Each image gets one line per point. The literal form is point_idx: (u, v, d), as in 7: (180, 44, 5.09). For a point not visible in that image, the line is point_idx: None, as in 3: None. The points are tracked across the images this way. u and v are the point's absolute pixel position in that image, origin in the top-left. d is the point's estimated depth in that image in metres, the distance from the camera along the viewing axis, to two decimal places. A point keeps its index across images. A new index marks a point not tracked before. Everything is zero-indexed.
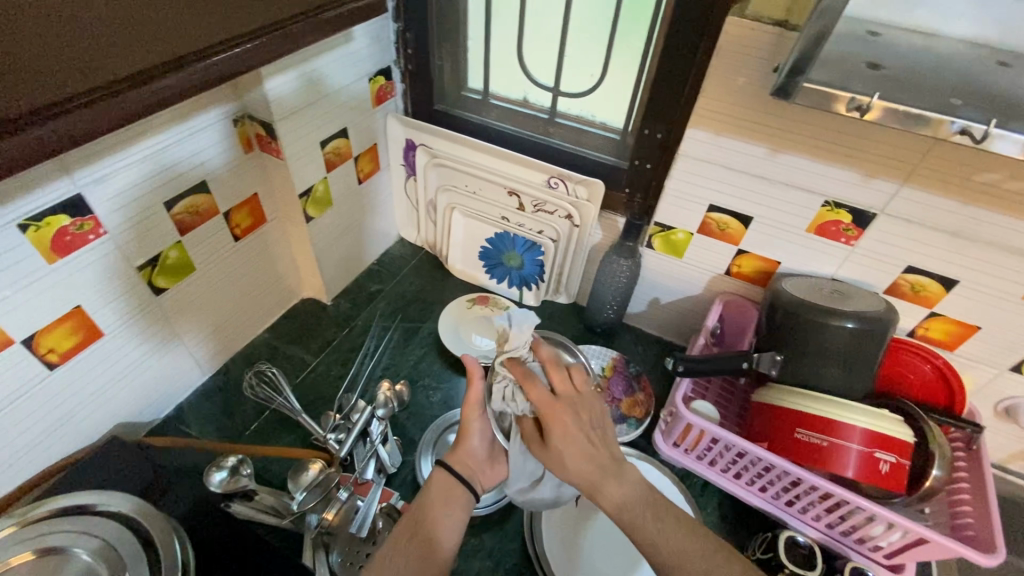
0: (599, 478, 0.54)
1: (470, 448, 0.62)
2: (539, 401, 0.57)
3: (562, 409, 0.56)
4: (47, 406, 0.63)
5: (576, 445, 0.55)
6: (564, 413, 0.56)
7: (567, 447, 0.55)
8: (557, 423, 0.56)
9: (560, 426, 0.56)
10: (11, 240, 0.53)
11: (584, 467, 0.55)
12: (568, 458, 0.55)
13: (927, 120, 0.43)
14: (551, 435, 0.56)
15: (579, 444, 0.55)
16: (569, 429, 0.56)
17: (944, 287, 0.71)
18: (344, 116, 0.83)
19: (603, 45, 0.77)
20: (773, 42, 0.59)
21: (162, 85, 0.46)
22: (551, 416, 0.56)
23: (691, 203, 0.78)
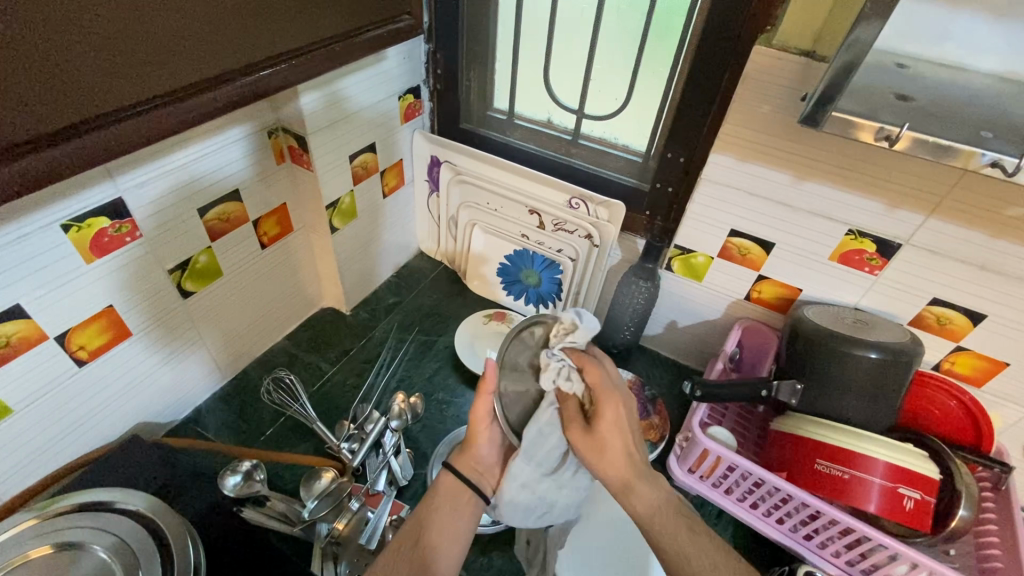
0: (634, 477, 0.54)
1: (477, 453, 0.60)
2: (600, 384, 0.56)
3: (619, 396, 0.56)
4: (73, 401, 0.65)
5: (622, 434, 0.55)
6: (620, 403, 0.56)
7: (614, 437, 0.54)
8: (613, 408, 0.55)
9: (614, 413, 0.55)
10: (54, 240, 0.55)
11: (621, 464, 0.54)
12: (612, 446, 0.54)
13: (958, 152, 0.43)
14: (602, 420, 0.55)
15: (626, 435, 0.55)
16: (621, 420, 0.55)
17: (970, 321, 0.69)
18: (373, 132, 0.86)
19: (629, 71, 0.78)
20: (799, 71, 0.60)
21: (206, 100, 0.48)
22: (609, 401, 0.56)
23: (712, 227, 0.78)
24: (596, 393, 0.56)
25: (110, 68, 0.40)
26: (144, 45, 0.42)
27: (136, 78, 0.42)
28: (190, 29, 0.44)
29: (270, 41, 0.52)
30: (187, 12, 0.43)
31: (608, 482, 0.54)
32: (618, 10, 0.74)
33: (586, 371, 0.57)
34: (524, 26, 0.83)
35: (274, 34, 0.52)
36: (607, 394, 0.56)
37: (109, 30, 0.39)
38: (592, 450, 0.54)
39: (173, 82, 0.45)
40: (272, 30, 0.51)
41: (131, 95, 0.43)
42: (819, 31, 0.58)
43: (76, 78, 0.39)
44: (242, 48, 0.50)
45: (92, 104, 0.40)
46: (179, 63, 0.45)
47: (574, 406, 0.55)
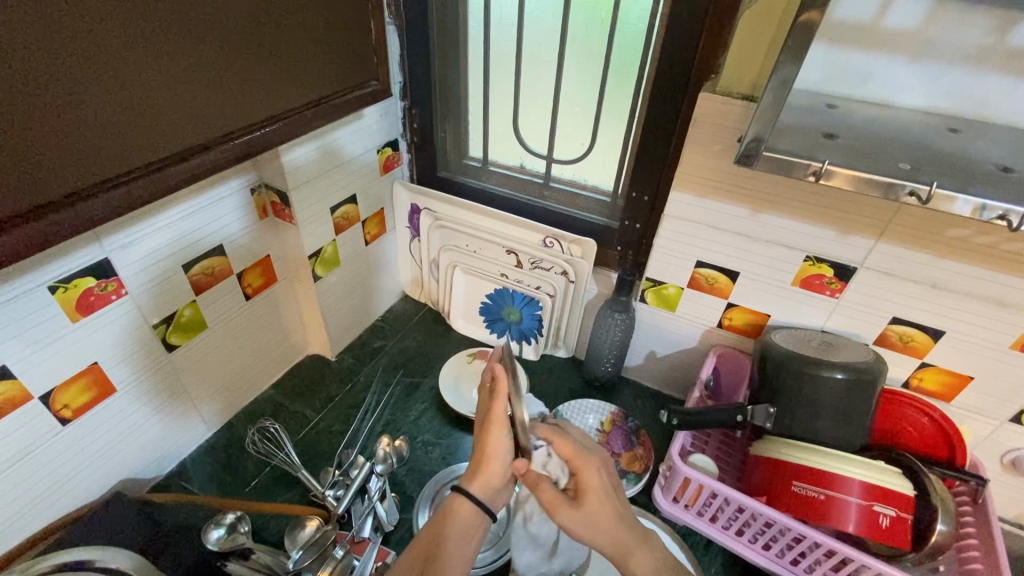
0: (631, 544, 0.54)
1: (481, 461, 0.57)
2: (568, 450, 0.58)
3: (589, 462, 0.58)
4: (59, 458, 0.65)
5: (609, 500, 0.57)
6: (597, 466, 0.59)
7: (601, 505, 0.56)
8: (591, 473, 0.58)
9: (594, 480, 0.57)
10: (40, 301, 0.57)
11: (615, 528, 0.55)
12: (606, 521, 0.55)
13: (879, 183, 0.47)
14: (584, 491, 0.57)
15: (609, 506, 0.56)
16: (601, 484, 0.57)
17: (931, 338, 0.72)
18: (354, 183, 0.90)
19: (592, 118, 0.83)
20: (741, 113, 0.65)
21: (180, 170, 0.51)
22: (586, 468, 0.58)
23: (680, 260, 0.82)
24: (572, 464, 0.58)
25: (82, 146, 0.43)
26: (114, 123, 0.45)
27: (118, 153, 0.46)
28: (157, 107, 0.48)
29: (241, 112, 0.56)
30: (154, 92, 0.47)
31: (607, 551, 0.55)
32: (578, 64, 0.80)
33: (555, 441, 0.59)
34: (493, 82, 0.89)
35: (245, 106, 0.56)
36: (584, 460, 0.58)
37: (79, 113, 0.42)
38: (584, 528, 0.55)
39: (146, 155, 0.49)
40: (242, 102, 0.55)
41: (103, 170, 0.46)
42: (756, 78, 0.63)
43: (47, 158, 0.42)
44: (213, 121, 0.53)
45: (65, 181, 0.43)
46: (149, 137, 0.48)
47: (549, 489, 0.57)
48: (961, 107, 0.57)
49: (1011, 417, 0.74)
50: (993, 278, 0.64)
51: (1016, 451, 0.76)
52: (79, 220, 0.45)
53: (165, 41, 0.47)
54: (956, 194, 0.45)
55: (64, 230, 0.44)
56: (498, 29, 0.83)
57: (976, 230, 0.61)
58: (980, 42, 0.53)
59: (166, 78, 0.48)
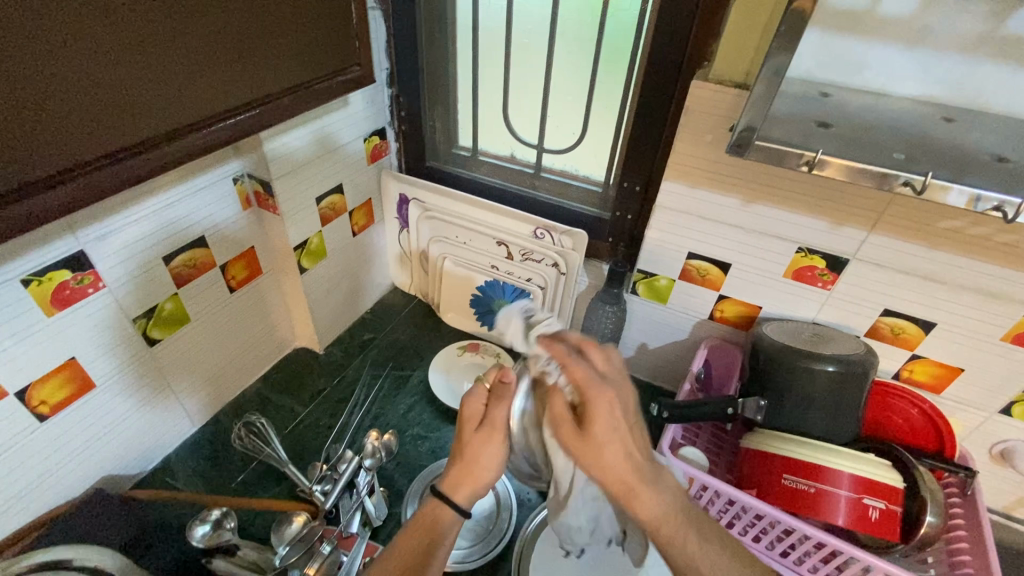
0: (635, 482, 0.47)
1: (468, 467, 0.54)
2: (585, 378, 0.49)
3: (603, 391, 0.49)
4: (36, 455, 0.64)
5: (619, 434, 0.48)
6: (612, 395, 0.49)
7: (610, 439, 0.47)
8: (605, 405, 0.48)
9: (605, 408, 0.48)
10: (13, 295, 0.55)
11: (624, 469, 0.48)
12: (610, 449, 0.47)
13: (874, 173, 0.46)
14: (593, 419, 0.48)
15: (617, 437, 0.48)
16: (611, 413, 0.48)
17: (922, 330, 0.72)
18: (341, 173, 0.88)
19: (582, 107, 0.82)
20: (734, 102, 0.64)
21: (150, 159, 0.50)
22: (598, 395, 0.48)
23: (672, 251, 0.81)
24: (580, 389, 0.49)
25: (44, 132, 0.41)
26: (78, 108, 0.43)
27: (85, 143, 0.45)
28: (124, 90, 0.46)
29: (217, 99, 0.54)
30: (125, 78, 0.45)
31: (610, 488, 0.48)
32: (568, 51, 0.78)
33: (568, 366, 0.50)
34: (481, 69, 0.87)
35: (220, 92, 0.54)
36: (596, 389, 0.48)
37: (41, 96, 0.40)
38: (587, 458, 0.47)
39: (115, 144, 0.47)
40: (219, 87, 0.54)
41: (69, 161, 0.44)
42: (748, 66, 0.62)
43: (8, 145, 0.40)
44: (185, 107, 0.51)
45: (26, 169, 0.41)
46: (116, 122, 0.46)
47: (560, 403, 0.48)
48: (957, 96, 0.56)
49: (1001, 409, 0.74)
50: (985, 271, 0.63)
51: (1005, 442, 0.76)
52: (45, 211, 0.43)
53: (131, 21, 0.44)
54: (950, 185, 0.44)
55: (25, 223, 0.43)
56: (486, 14, 0.81)
57: (969, 222, 0.61)
58: (976, 30, 0.52)
59: (133, 61, 0.46)
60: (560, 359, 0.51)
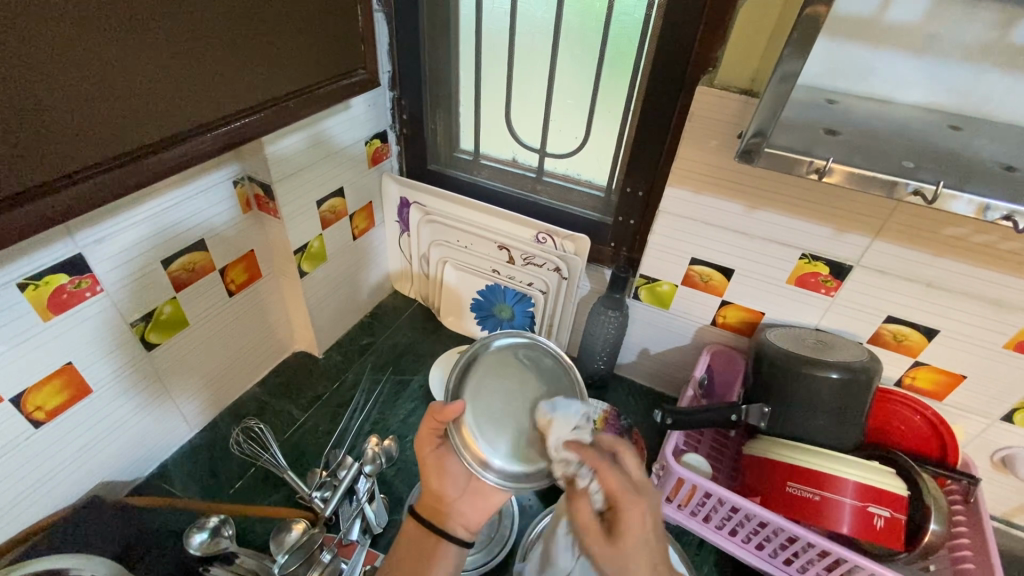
0: None
1: (438, 492, 0.59)
2: (619, 488, 0.49)
3: (639, 501, 0.49)
4: (33, 462, 0.62)
5: (648, 548, 0.48)
6: (643, 504, 0.49)
7: (639, 552, 0.48)
8: (638, 518, 0.48)
9: (637, 522, 0.48)
10: (9, 299, 0.55)
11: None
12: (638, 561, 0.48)
13: (883, 181, 0.46)
14: (626, 531, 0.48)
15: (648, 552, 0.48)
16: (645, 524, 0.48)
17: (925, 336, 0.72)
18: (341, 176, 0.87)
19: (586, 111, 0.82)
20: (739, 108, 0.63)
21: (153, 162, 0.49)
22: (633, 504, 0.48)
23: (675, 256, 0.80)
24: (614, 498, 0.49)
25: (50, 134, 0.41)
26: (85, 113, 0.43)
27: (89, 147, 0.44)
28: (132, 93, 0.45)
29: (223, 102, 0.53)
30: (133, 82, 0.45)
31: None
32: (572, 55, 0.78)
33: (601, 473, 0.50)
34: (484, 73, 0.86)
35: (225, 93, 0.53)
36: (631, 499, 0.48)
37: (48, 99, 0.40)
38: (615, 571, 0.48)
39: (119, 149, 0.46)
40: (225, 89, 0.53)
41: (72, 164, 0.43)
42: (754, 72, 0.62)
43: (13, 146, 0.39)
44: (192, 111, 0.51)
45: (29, 174, 0.41)
46: (123, 127, 0.46)
47: (587, 512, 0.50)
48: (963, 104, 0.56)
49: (1003, 416, 0.74)
50: (989, 278, 0.63)
51: (1007, 449, 0.76)
52: (44, 215, 0.42)
53: (140, 25, 0.44)
54: (959, 194, 0.44)
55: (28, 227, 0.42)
56: (489, 17, 0.81)
57: (974, 229, 0.61)
58: (983, 38, 0.52)
59: (141, 62, 0.45)
60: (596, 469, 0.51)
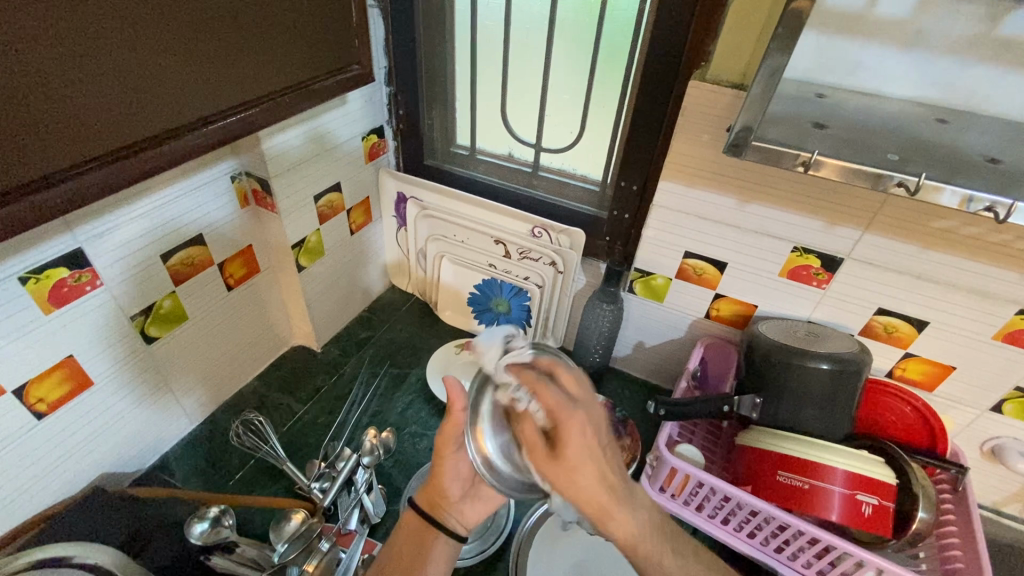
0: (609, 505, 0.45)
1: (443, 489, 0.60)
2: (556, 402, 0.44)
3: (578, 414, 0.44)
4: (36, 452, 0.63)
5: (593, 458, 0.43)
6: (585, 419, 0.44)
7: (587, 462, 0.43)
8: (577, 431, 0.43)
9: (579, 433, 0.43)
10: (11, 292, 0.55)
11: (597, 491, 0.44)
12: (583, 474, 0.43)
13: (868, 174, 0.47)
14: (567, 446, 0.43)
15: (595, 468, 0.43)
16: (586, 439, 0.43)
17: (915, 328, 0.73)
18: (338, 171, 0.88)
19: (580, 106, 0.82)
20: (731, 102, 0.64)
21: (151, 156, 0.50)
22: (571, 419, 0.43)
23: (669, 250, 0.81)
24: (554, 413, 0.44)
25: (49, 129, 0.42)
26: (84, 109, 0.44)
27: (88, 141, 0.45)
28: (129, 88, 0.46)
29: (219, 97, 0.54)
30: (130, 78, 0.46)
31: (586, 509, 0.45)
32: (567, 50, 0.79)
33: (540, 392, 0.45)
34: (480, 68, 0.87)
35: (221, 88, 0.54)
36: (568, 412, 0.43)
37: (47, 94, 0.41)
38: (563, 482, 0.44)
39: (117, 143, 0.47)
40: (221, 84, 0.54)
41: (71, 158, 0.44)
42: (745, 67, 0.62)
43: (15, 140, 0.40)
44: (189, 106, 0.52)
45: (30, 168, 0.41)
46: (121, 122, 0.47)
47: (531, 431, 0.44)
48: (950, 98, 0.57)
49: (992, 406, 0.75)
50: (976, 269, 0.64)
51: (997, 439, 0.77)
52: (43, 209, 0.43)
53: (137, 22, 0.45)
54: (943, 186, 0.45)
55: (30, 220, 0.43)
56: (484, 12, 0.81)
57: (962, 221, 0.62)
58: (970, 32, 0.53)
59: (139, 58, 0.46)
60: (535, 396, 0.46)
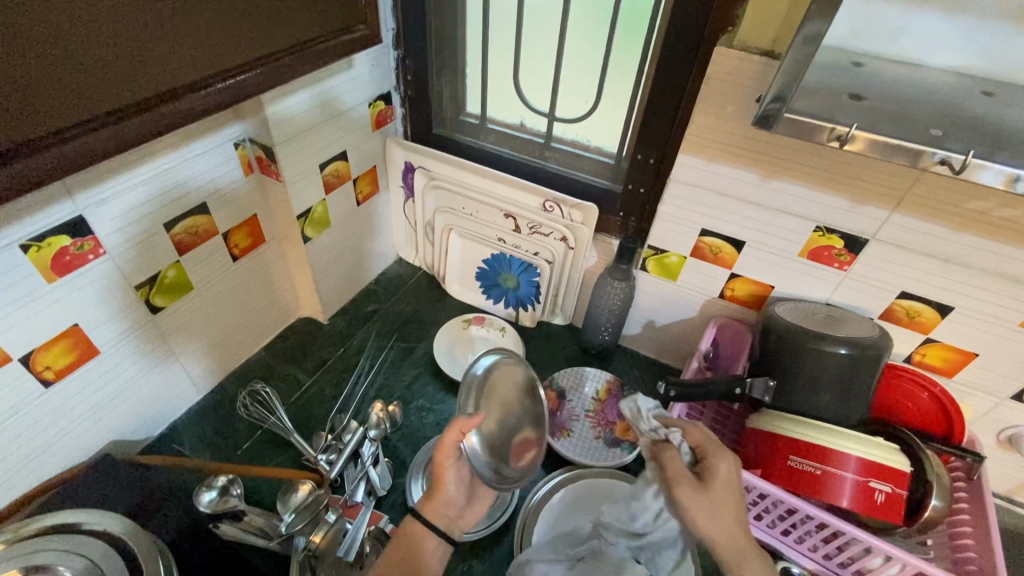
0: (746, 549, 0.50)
1: (445, 496, 0.59)
2: (700, 441, 0.56)
3: (721, 452, 0.54)
4: (45, 420, 0.64)
5: (733, 493, 0.53)
6: (729, 459, 0.54)
7: (728, 497, 0.52)
8: (724, 461, 0.53)
9: (725, 471, 0.53)
10: (12, 260, 0.54)
11: (736, 532, 0.51)
12: (725, 507, 0.51)
13: (909, 150, 0.43)
14: (714, 474, 0.53)
15: (727, 500, 0.52)
16: (728, 475, 0.53)
17: (938, 313, 0.70)
18: (344, 139, 0.85)
19: (597, 74, 0.78)
20: (759, 71, 0.60)
21: (144, 121, 0.47)
22: (719, 457, 0.54)
23: (685, 227, 0.78)
24: (703, 449, 0.55)
25: (35, 91, 0.39)
26: (72, 69, 0.41)
27: (76, 104, 0.42)
28: (121, 48, 0.43)
29: (215, 58, 0.51)
30: (122, 37, 0.43)
31: (716, 545, 0.50)
32: (584, 12, 0.74)
33: (688, 431, 0.57)
34: (492, 31, 0.83)
35: (217, 49, 0.51)
36: (718, 450, 0.54)
37: (33, 54, 0.38)
38: (701, 513, 0.51)
39: (106, 106, 0.45)
40: (217, 44, 0.51)
41: (59, 122, 0.42)
42: (776, 33, 0.58)
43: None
44: (184, 68, 0.49)
45: (15, 133, 0.39)
46: (112, 85, 0.44)
47: (678, 461, 0.54)
48: (997, 68, 0.53)
49: (1012, 395, 0.73)
50: (1009, 253, 0.61)
51: (1014, 428, 0.76)
52: (29, 175, 0.41)
53: None
54: (990, 164, 0.42)
55: (17, 186, 0.41)
56: None
57: (999, 203, 0.58)
58: None
59: (130, 16, 0.43)
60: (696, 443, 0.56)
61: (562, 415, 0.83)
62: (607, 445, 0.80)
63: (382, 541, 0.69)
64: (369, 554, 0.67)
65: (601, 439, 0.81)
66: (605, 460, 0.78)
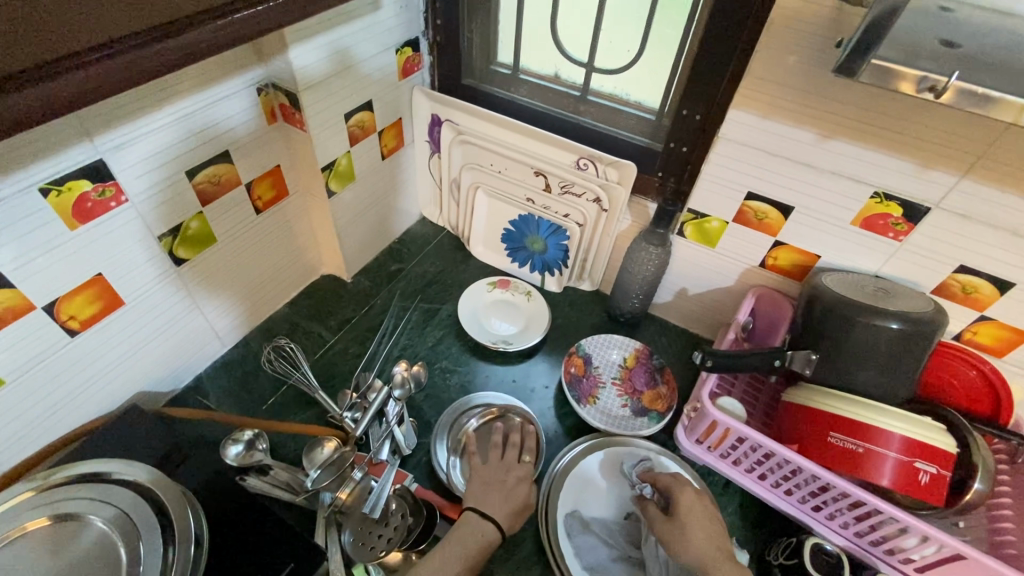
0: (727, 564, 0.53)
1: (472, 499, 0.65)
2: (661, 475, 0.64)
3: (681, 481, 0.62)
4: (73, 368, 0.63)
5: (710, 521, 0.58)
6: (689, 488, 0.61)
7: (695, 521, 0.57)
8: (684, 492, 0.60)
9: (688, 498, 0.60)
10: (32, 204, 0.52)
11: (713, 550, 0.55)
12: (692, 527, 0.57)
13: (1010, 104, 0.39)
14: (678, 502, 0.60)
15: (702, 523, 0.57)
16: (694, 503, 0.59)
17: (997, 289, 0.66)
18: (370, 88, 0.81)
19: (642, 20, 0.73)
20: (831, 16, 0.54)
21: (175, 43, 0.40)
22: (681, 488, 0.61)
23: (729, 190, 0.74)
24: (669, 487, 0.62)
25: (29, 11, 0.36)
26: None
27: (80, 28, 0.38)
28: None
29: None
30: None
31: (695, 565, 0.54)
32: None
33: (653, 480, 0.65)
34: None
35: None
36: (677, 484, 0.61)
37: None
38: (674, 536, 0.57)
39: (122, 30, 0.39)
40: None
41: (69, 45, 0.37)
42: None
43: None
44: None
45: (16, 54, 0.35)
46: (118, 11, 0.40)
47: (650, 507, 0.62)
48: None
49: None
50: None
51: None
52: (44, 100, 0.35)
53: None
54: None
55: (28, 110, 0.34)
56: None
57: None
58: None
59: None
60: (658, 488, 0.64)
61: (587, 381, 0.82)
62: (634, 413, 0.78)
63: (407, 499, 0.69)
64: (393, 511, 0.68)
65: (627, 407, 0.80)
66: (631, 428, 0.76)
